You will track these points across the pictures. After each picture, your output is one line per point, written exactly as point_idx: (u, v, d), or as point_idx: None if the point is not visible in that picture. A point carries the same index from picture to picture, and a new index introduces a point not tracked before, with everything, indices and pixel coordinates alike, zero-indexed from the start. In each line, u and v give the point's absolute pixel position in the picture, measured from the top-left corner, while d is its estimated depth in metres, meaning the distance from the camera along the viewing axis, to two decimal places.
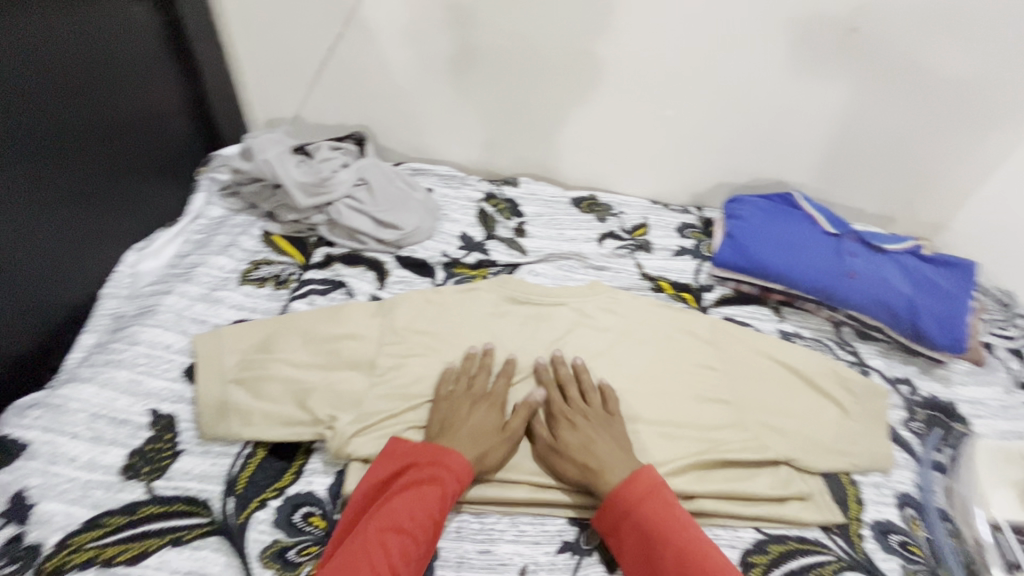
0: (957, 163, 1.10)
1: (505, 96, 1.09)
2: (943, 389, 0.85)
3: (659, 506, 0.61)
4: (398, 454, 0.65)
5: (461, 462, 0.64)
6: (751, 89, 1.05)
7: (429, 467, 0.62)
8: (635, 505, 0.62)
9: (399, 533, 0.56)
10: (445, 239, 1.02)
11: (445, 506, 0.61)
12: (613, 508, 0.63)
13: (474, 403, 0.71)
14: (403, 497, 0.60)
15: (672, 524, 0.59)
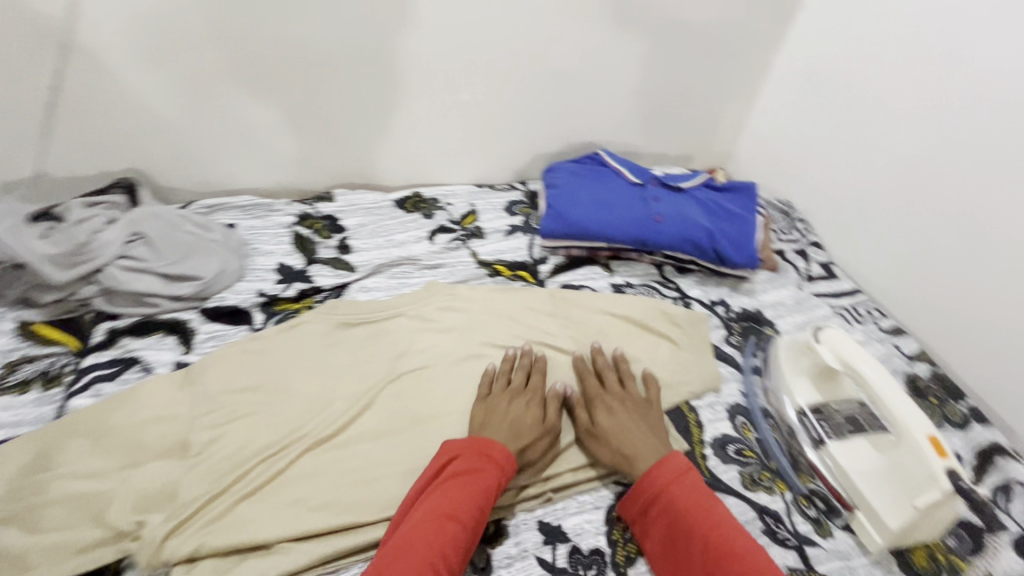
0: (718, 97, 1.27)
1: (293, 108, 1.01)
2: (750, 301, 0.96)
3: (686, 485, 0.63)
4: (447, 448, 0.65)
5: (504, 453, 0.64)
6: (535, 61, 1.08)
7: (478, 458, 0.63)
8: (666, 488, 0.63)
9: (447, 525, 0.56)
10: (260, 276, 0.92)
11: (489, 494, 0.60)
12: (640, 487, 0.64)
13: (513, 399, 0.72)
14: (450, 486, 0.60)
15: (688, 505, 0.61)
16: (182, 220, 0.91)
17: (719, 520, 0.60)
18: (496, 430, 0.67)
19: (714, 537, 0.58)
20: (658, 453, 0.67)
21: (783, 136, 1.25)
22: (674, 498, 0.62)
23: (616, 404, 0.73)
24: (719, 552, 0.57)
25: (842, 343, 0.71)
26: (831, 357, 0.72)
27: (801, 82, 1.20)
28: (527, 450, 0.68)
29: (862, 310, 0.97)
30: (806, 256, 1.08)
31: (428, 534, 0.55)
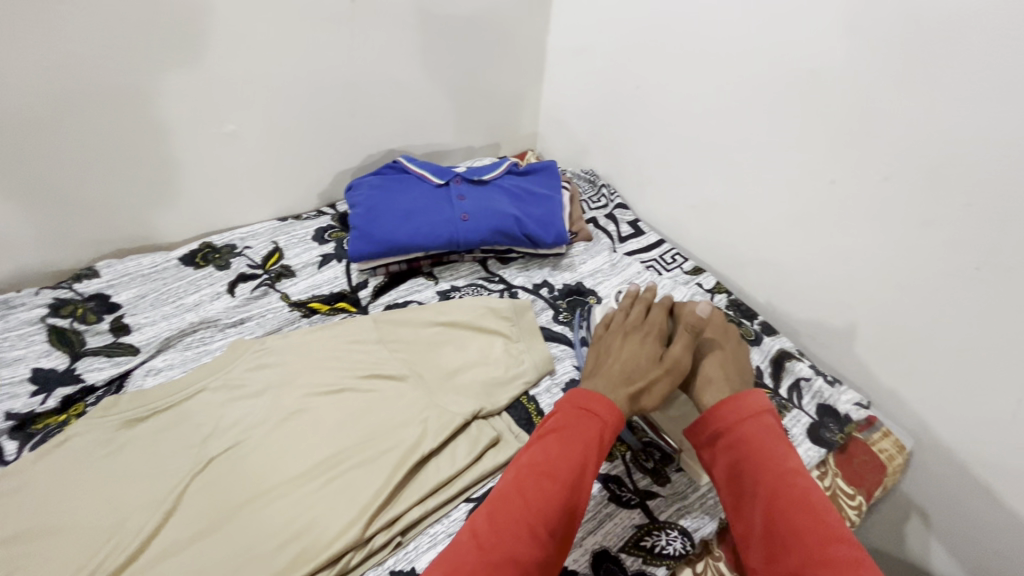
0: (509, 82, 1.29)
1: (4, 180, 0.83)
2: (572, 275, 1.00)
3: (755, 428, 0.58)
4: (570, 403, 0.61)
5: (614, 408, 0.60)
6: (305, 77, 1.00)
7: (582, 411, 0.59)
8: (736, 427, 0.58)
9: (552, 482, 0.54)
10: (6, 393, 0.75)
11: (598, 447, 0.57)
12: (710, 423, 0.60)
13: (633, 331, 0.71)
14: (551, 444, 0.57)
15: (760, 448, 0.56)
16: None
17: (791, 473, 0.54)
18: (607, 377, 0.64)
19: (782, 485, 0.53)
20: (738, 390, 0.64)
21: (574, 110, 1.30)
22: (746, 437, 0.57)
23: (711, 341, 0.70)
24: (785, 502, 0.52)
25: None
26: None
27: (574, 58, 1.24)
28: (642, 394, 0.64)
29: (669, 257, 1.05)
30: (615, 218, 1.15)
31: (535, 488, 0.53)
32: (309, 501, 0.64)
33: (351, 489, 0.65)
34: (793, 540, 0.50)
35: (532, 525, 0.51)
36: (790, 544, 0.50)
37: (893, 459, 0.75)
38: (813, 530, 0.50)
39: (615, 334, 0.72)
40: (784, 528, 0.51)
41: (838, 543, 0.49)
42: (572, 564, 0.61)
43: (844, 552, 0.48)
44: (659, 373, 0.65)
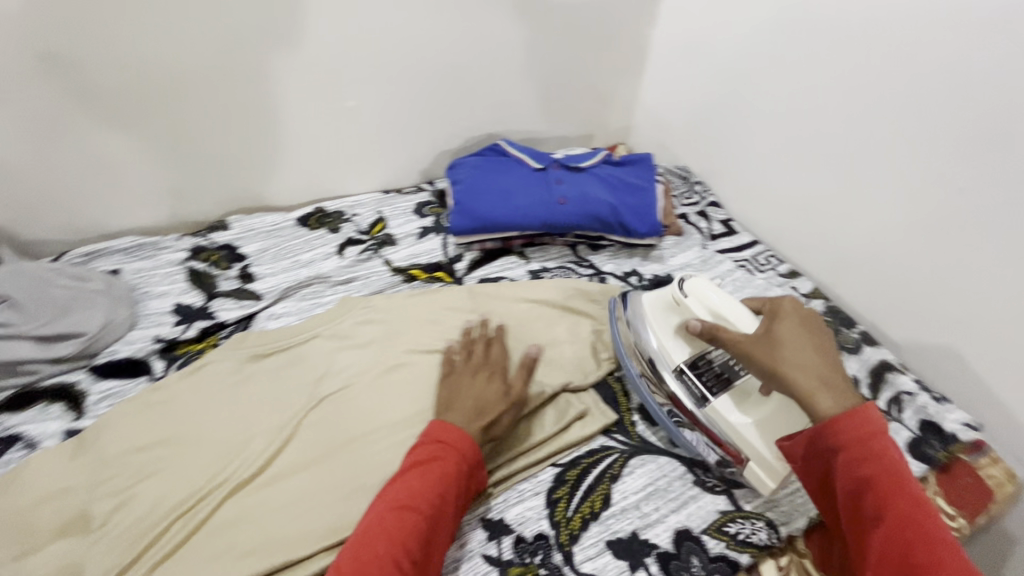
0: (609, 75, 1.30)
1: (166, 135, 0.93)
2: (661, 266, 1.00)
3: (878, 448, 0.51)
4: (430, 439, 0.61)
5: (461, 436, 0.61)
6: (423, 59, 1.05)
7: (427, 460, 0.58)
8: (859, 443, 0.52)
9: (418, 514, 0.54)
10: (154, 320, 0.86)
11: (460, 483, 0.58)
12: (820, 432, 0.54)
13: (474, 376, 0.70)
14: (405, 484, 0.57)
15: (879, 471, 0.50)
16: (52, 274, 0.82)
17: (917, 505, 0.49)
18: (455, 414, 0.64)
19: (905, 512, 0.49)
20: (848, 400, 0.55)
21: (674, 106, 1.29)
22: (870, 457, 0.51)
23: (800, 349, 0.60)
24: (907, 532, 0.48)
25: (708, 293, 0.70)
26: (700, 305, 0.70)
27: (680, 53, 1.24)
28: (494, 423, 0.66)
29: (762, 259, 1.04)
30: (707, 216, 1.14)
31: (403, 522, 0.53)
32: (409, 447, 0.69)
33: None
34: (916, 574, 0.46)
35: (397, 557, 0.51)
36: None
37: (1002, 487, 0.71)
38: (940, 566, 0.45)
39: (458, 377, 0.70)
40: (907, 560, 0.47)
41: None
42: (654, 537, 0.63)
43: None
44: (506, 407, 0.67)
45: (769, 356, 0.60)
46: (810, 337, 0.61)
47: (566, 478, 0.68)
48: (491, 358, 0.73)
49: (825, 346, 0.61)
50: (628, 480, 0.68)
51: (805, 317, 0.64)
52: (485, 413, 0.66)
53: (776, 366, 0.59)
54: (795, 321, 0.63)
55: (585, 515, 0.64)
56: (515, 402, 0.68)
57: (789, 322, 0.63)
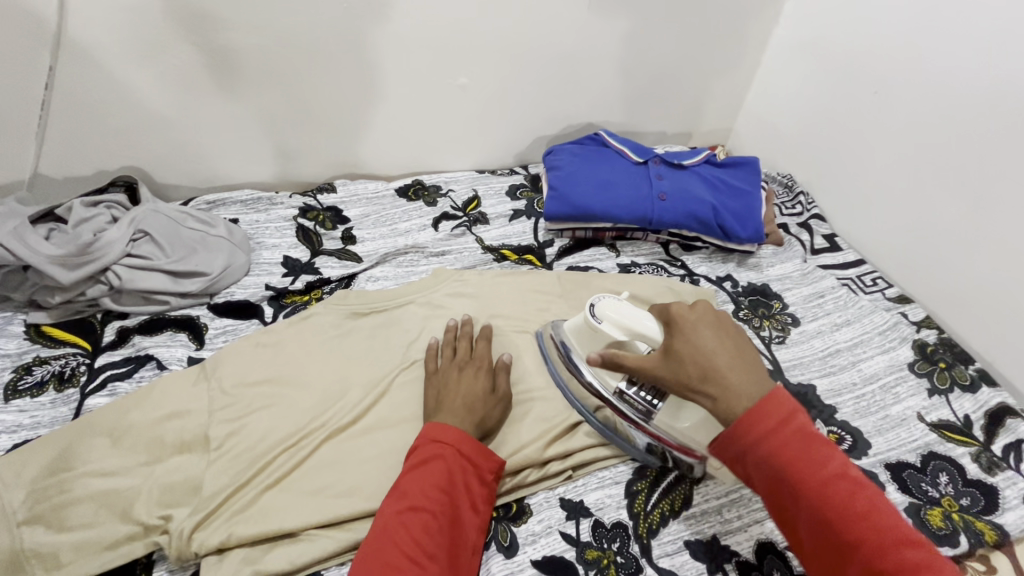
0: (721, 74, 1.26)
1: (293, 97, 0.99)
2: (757, 275, 0.97)
3: (791, 438, 0.48)
4: (431, 438, 0.59)
5: (455, 433, 0.60)
6: (538, 43, 1.06)
7: (431, 459, 0.58)
8: (771, 439, 0.48)
9: (433, 513, 0.54)
10: (266, 270, 0.92)
11: (466, 481, 0.58)
12: (734, 438, 0.50)
13: (461, 371, 0.70)
14: (413, 482, 0.56)
15: (801, 460, 0.47)
16: (182, 216, 0.90)
17: (838, 477, 0.47)
18: (446, 412, 0.64)
19: (828, 496, 0.46)
20: (756, 390, 0.51)
21: (785, 111, 1.23)
22: (783, 449, 0.48)
23: (712, 346, 0.54)
24: (840, 519, 0.46)
25: (621, 309, 0.64)
26: (616, 329, 0.63)
27: (799, 54, 1.17)
28: (485, 420, 0.65)
29: (868, 280, 0.99)
30: (810, 229, 1.10)
31: (422, 524, 0.53)
32: None
33: (534, 415, 0.71)
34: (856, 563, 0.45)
35: (409, 554, 0.50)
36: (852, 557, 0.45)
37: None
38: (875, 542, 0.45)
39: (444, 374, 0.70)
40: (842, 546, 0.46)
41: (898, 546, 0.45)
42: (735, 545, 0.62)
43: (909, 556, 0.44)
44: (494, 403, 0.67)
45: (682, 366, 0.55)
46: (725, 336, 0.56)
47: (647, 472, 0.68)
48: (477, 353, 0.73)
49: (740, 340, 0.56)
50: (712, 484, 0.67)
51: (719, 320, 0.57)
52: (475, 410, 0.65)
53: (697, 372, 0.54)
54: (700, 322, 0.57)
55: (665, 512, 0.64)
56: (502, 399, 0.69)
57: (696, 320, 0.57)
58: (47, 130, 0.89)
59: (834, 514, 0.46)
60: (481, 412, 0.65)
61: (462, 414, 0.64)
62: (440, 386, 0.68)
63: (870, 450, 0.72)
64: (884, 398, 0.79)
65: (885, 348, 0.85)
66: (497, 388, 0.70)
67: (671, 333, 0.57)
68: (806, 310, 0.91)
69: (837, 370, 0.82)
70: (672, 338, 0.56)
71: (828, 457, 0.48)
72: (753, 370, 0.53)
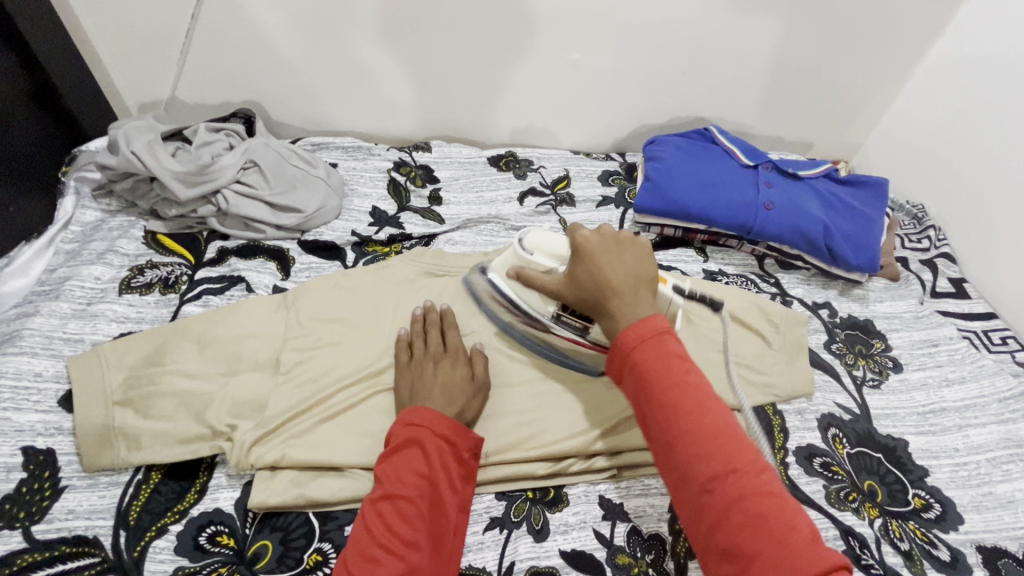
0: (866, 81, 1.12)
1: (405, 52, 0.99)
2: (861, 308, 0.87)
3: (648, 353, 0.51)
4: (408, 423, 0.57)
5: (433, 414, 0.58)
6: (663, 24, 0.99)
7: (406, 443, 0.56)
8: (636, 350, 0.51)
9: (408, 499, 0.52)
10: (354, 216, 0.95)
11: (444, 461, 0.56)
12: (615, 350, 0.53)
13: (436, 364, 0.65)
14: (389, 469, 0.55)
15: (665, 363, 0.50)
16: (289, 153, 0.96)
17: (684, 388, 0.49)
18: (424, 398, 0.61)
19: (674, 403, 0.48)
20: (641, 309, 0.55)
21: (933, 133, 1.07)
22: (642, 361, 0.51)
23: (613, 264, 0.58)
24: (681, 418, 0.47)
25: (548, 238, 0.68)
26: (545, 256, 0.67)
27: (962, 70, 1.01)
28: (464, 412, 0.62)
29: (995, 337, 0.87)
30: (934, 269, 0.97)
31: (398, 512, 0.52)
32: (543, 401, 0.68)
33: (585, 408, 0.68)
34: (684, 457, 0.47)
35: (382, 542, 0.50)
36: (693, 462, 0.46)
37: None
38: (700, 433, 0.47)
39: (417, 366, 0.65)
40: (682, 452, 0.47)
41: (719, 441, 0.46)
42: None
43: (727, 449, 0.46)
44: (472, 395, 0.63)
45: (586, 286, 0.59)
46: (626, 257, 0.59)
47: None
48: (449, 345, 0.68)
49: (641, 259, 0.59)
50: None
51: (620, 241, 0.60)
52: (455, 400, 0.61)
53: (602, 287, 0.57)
54: (601, 250, 0.59)
55: None
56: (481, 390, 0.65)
57: (598, 246, 0.59)
58: (186, 56, 0.97)
59: (675, 412, 0.48)
60: (461, 402, 0.62)
61: (443, 402, 0.61)
62: (412, 375, 0.64)
63: (960, 525, 0.64)
64: (990, 473, 0.69)
65: (1002, 418, 0.74)
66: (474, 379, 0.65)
67: (577, 262, 0.60)
68: (912, 358, 0.81)
69: (938, 431, 0.73)
70: (578, 264, 0.59)
71: (679, 362, 0.50)
72: (639, 283, 0.57)
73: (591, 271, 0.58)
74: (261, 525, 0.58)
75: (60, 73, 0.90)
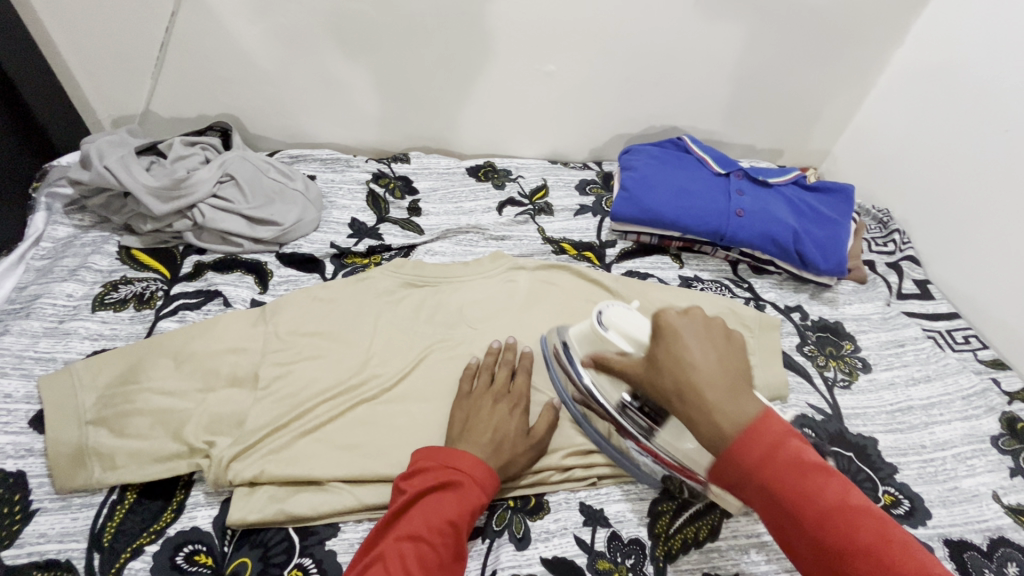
0: (831, 90, 1.16)
1: (382, 65, 1.00)
2: (831, 311, 0.90)
3: (767, 455, 0.44)
4: (447, 463, 0.56)
5: (475, 461, 0.57)
6: (635, 36, 1.01)
7: (440, 484, 0.54)
8: (752, 459, 0.44)
9: (431, 544, 0.50)
10: (333, 229, 0.95)
11: (472, 510, 0.54)
12: (722, 460, 0.46)
13: (495, 404, 0.65)
14: (419, 508, 0.53)
15: (774, 449, 0.44)
16: (267, 166, 0.95)
17: (813, 479, 0.43)
18: (474, 442, 0.60)
19: (805, 501, 0.43)
20: (742, 407, 0.46)
21: (896, 140, 1.11)
22: (763, 470, 0.44)
23: (707, 355, 0.50)
24: (805, 506, 0.42)
25: (626, 315, 0.60)
26: (619, 336, 0.59)
27: (920, 79, 1.06)
28: (508, 465, 0.61)
29: (958, 336, 0.90)
30: (899, 271, 1.01)
31: (418, 555, 0.49)
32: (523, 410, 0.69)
33: (566, 416, 0.69)
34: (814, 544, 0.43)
35: None
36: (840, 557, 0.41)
37: None
38: (839, 524, 0.42)
39: (477, 402, 0.65)
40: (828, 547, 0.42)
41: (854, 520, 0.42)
42: None
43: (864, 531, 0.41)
44: (523, 447, 0.62)
45: (665, 376, 0.51)
46: (714, 343, 0.51)
47: (675, 494, 0.65)
48: (514, 388, 0.67)
49: (731, 347, 0.51)
50: (743, 521, 0.63)
51: (708, 324, 0.53)
52: (501, 452, 0.60)
53: (692, 380, 0.49)
54: (689, 331, 0.52)
55: (687, 539, 0.61)
56: (531, 447, 0.63)
57: (684, 327, 0.52)
58: (160, 70, 0.96)
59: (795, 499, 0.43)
60: (507, 455, 0.61)
61: (488, 450, 0.60)
62: (471, 410, 0.64)
63: (928, 520, 0.66)
64: (956, 468, 0.71)
65: (966, 414, 0.77)
66: (530, 431, 0.64)
67: (657, 341, 0.53)
68: (880, 358, 0.84)
69: (906, 429, 0.75)
70: (658, 345, 0.52)
71: (787, 439, 0.45)
72: (735, 380, 0.49)
73: (672, 354, 0.51)
74: (240, 543, 0.58)
75: (30, 88, 0.89)
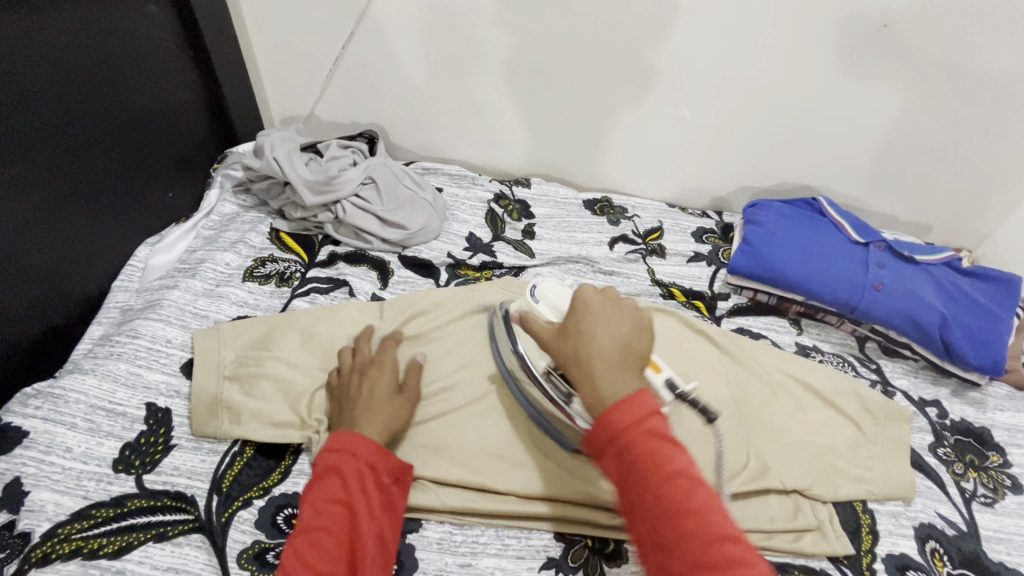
0: (1003, 169, 1.03)
1: (520, 95, 1.05)
2: (976, 414, 0.79)
3: (637, 429, 0.43)
4: (333, 448, 0.57)
5: (359, 438, 0.58)
6: (780, 90, 0.98)
7: (325, 471, 0.55)
8: (624, 433, 0.43)
9: (326, 530, 0.51)
10: (452, 240, 1.00)
11: (364, 485, 0.55)
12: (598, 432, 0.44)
13: (363, 374, 0.67)
14: (310, 499, 0.54)
15: (645, 418, 0.43)
16: (403, 175, 1.04)
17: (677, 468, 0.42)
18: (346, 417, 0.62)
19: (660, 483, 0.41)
20: (625, 385, 0.46)
21: None
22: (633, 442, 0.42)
23: (610, 330, 0.49)
24: (656, 478, 0.41)
25: (559, 291, 0.63)
26: (548, 307, 0.62)
27: None
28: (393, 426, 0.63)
29: None
30: None
31: (314, 543, 0.50)
32: None
33: None
34: (646, 513, 0.41)
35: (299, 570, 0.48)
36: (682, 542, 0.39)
37: None
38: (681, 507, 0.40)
39: (346, 380, 0.67)
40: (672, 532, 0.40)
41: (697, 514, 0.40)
42: None
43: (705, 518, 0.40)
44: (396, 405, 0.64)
45: (568, 345, 0.50)
46: (626, 324, 0.50)
47: None
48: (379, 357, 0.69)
49: (641, 328, 0.51)
50: None
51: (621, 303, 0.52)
52: (381, 414, 0.62)
53: (581, 354, 0.49)
54: (601, 311, 0.51)
55: None
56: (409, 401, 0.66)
57: (597, 305, 0.51)
58: (330, 80, 1.09)
59: (643, 464, 0.42)
60: (386, 418, 0.62)
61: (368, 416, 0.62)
62: (340, 390, 0.66)
63: None
64: None
65: None
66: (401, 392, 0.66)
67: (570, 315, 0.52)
68: None
69: None
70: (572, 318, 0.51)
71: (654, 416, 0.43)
72: (625, 362, 0.48)
73: (580, 325, 0.50)
74: None
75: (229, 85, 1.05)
